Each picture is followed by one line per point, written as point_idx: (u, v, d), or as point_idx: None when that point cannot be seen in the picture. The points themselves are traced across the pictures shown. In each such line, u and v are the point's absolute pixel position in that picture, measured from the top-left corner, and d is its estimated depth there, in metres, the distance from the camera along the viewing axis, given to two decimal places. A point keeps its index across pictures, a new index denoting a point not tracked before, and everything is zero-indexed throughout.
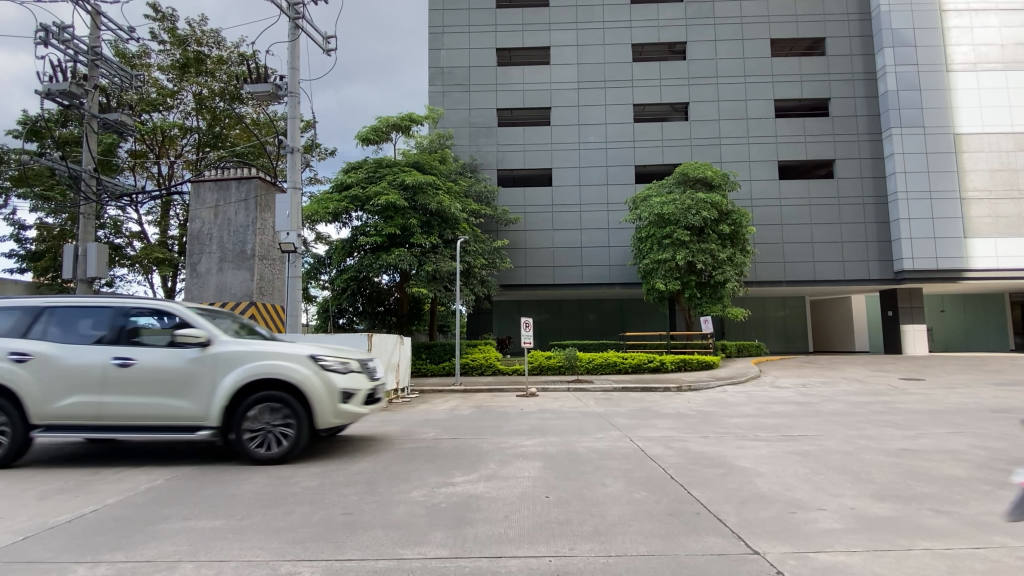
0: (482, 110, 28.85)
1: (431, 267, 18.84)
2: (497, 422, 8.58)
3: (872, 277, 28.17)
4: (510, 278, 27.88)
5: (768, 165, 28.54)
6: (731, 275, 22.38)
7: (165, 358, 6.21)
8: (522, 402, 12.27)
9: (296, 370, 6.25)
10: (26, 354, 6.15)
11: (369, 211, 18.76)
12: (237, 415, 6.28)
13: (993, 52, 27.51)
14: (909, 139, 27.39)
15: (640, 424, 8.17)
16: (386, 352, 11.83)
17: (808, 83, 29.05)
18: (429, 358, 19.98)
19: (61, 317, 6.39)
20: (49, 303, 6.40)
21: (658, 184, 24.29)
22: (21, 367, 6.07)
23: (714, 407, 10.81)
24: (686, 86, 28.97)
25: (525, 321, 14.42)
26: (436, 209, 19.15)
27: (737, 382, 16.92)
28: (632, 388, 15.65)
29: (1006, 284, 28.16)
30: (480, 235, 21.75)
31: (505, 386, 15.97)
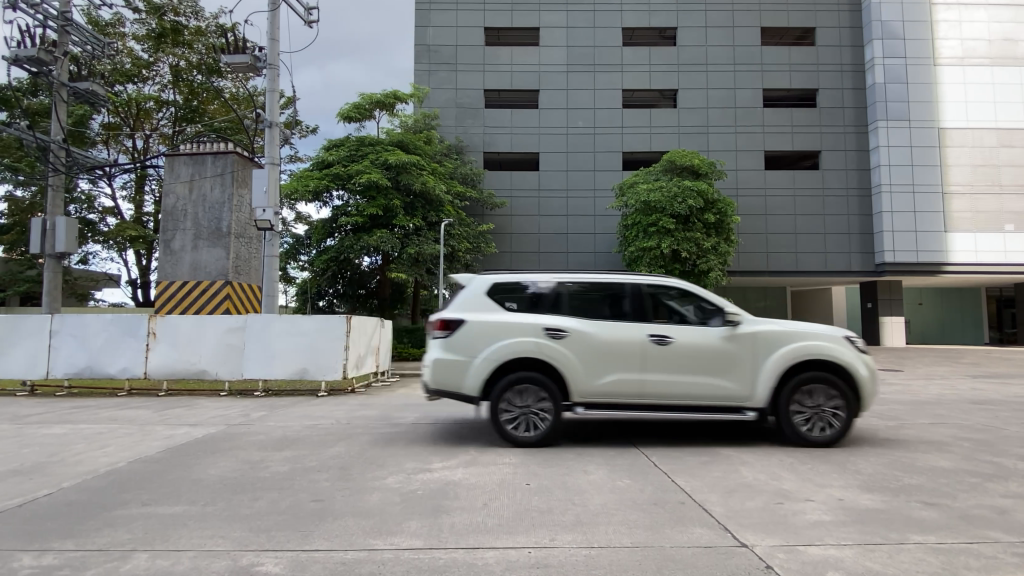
0: (469, 90, 28.35)
1: (413, 249, 18.52)
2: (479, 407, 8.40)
3: (853, 269, 28.45)
4: (495, 262, 27.63)
5: (755, 155, 28.51)
6: (714, 264, 22.33)
7: (700, 336, 5.82)
8: None
9: (843, 351, 5.83)
10: (561, 330, 5.83)
11: (352, 191, 18.38)
12: (509, 399, 5.87)
13: (979, 48, 27.75)
14: (894, 132, 27.66)
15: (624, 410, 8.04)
16: (367, 334, 11.58)
17: (797, 73, 29.01)
18: (411, 343, 19.73)
19: (567, 291, 6.06)
20: (568, 277, 6.07)
21: (646, 171, 24.11)
22: (557, 343, 5.79)
23: None
24: (675, 72, 28.75)
25: None
26: (420, 190, 18.81)
27: None
28: None
29: (982, 279, 28.72)
30: (466, 218, 21.42)
31: None
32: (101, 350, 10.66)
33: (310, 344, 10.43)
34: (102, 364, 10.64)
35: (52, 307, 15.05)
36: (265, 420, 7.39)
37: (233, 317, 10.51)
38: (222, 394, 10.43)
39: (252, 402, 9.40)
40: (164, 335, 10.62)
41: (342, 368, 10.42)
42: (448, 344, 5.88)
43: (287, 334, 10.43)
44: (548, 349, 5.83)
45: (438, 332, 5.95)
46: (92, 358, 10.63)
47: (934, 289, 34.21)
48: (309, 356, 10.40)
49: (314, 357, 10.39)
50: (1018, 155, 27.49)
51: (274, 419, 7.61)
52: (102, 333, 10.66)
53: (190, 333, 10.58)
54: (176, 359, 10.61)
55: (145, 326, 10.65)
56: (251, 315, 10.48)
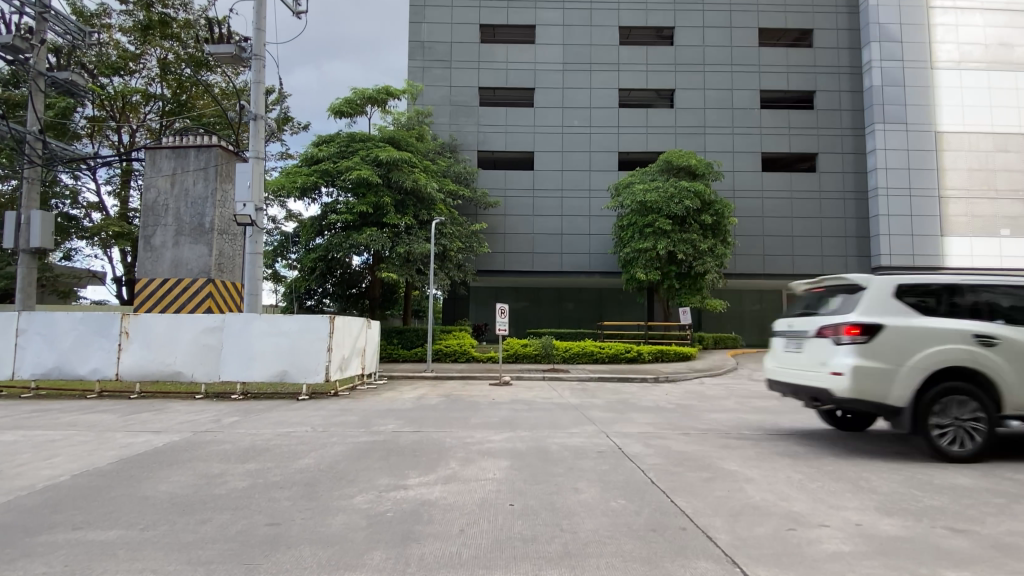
0: (463, 88, 27.91)
1: (403, 248, 18.04)
2: (465, 414, 7.96)
3: (850, 273, 28.11)
4: (488, 263, 27.19)
5: (752, 156, 28.21)
6: (711, 266, 21.93)
7: None
8: (494, 391, 11.65)
9: None
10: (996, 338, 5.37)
11: (341, 188, 17.90)
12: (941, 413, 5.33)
13: (977, 51, 27.55)
14: (891, 135, 27.44)
15: (619, 417, 7.63)
16: (353, 335, 11.11)
17: (795, 74, 28.72)
18: (400, 344, 19.23)
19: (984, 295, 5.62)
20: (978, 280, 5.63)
21: (642, 172, 23.77)
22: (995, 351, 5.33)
23: (694, 400, 10.35)
24: (672, 72, 28.42)
25: (502, 307, 13.76)
26: (411, 187, 18.33)
27: (715, 375, 16.57)
28: (609, 378, 15.16)
29: (979, 283, 28.49)
30: (458, 217, 20.94)
31: (478, 374, 15.37)
32: (71, 351, 10.16)
33: (290, 345, 9.95)
34: (72, 365, 10.14)
35: (26, 304, 14.49)
36: (236, 427, 6.93)
37: (210, 316, 10.04)
38: (198, 396, 9.96)
39: (227, 406, 8.93)
40: (138, 334, 10.17)
41: (324, 371, 9.92)
42: (867, 351, 5.34)
43: (267, 334, 9.95)
44: (983, 360, 5.34)
45: (855, 337, 5.37)
46: (61, 358, 10.14)
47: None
48: (290, 358, 9.92)
49: (295, 359, 9.92)
50: (1016, 160, 27.30)
51: (246, 425, 7.15)
52: (72, 332, 10.17)
53: (164, 333, 10.12)
54: (150, 360, 10.14)
55: (117, 325, 10.16)
56: (229, 314, 10.01)
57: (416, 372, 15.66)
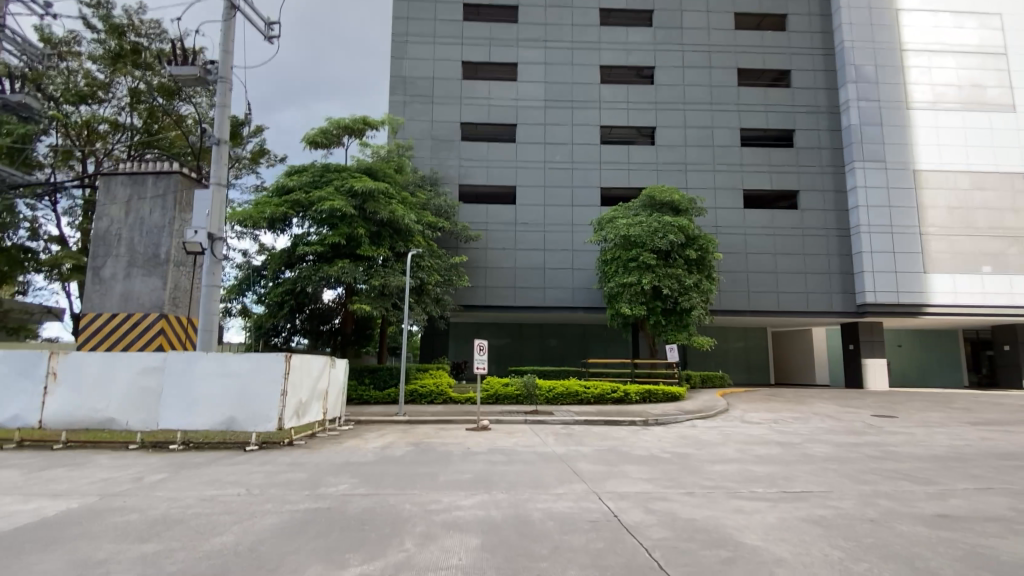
0: (445, 122, 27.57)
1: (378, 281, 17.12)
2: (434, 468, 6.95)
3: (835, 309, 27.68)
4: (468, 298, 26.29)
5: (734, 193, 28.11)
6: (697, 302, 21.30)
7: None
8: (469, 437, 10.61)
9: None
10: None
11: (313, 218, 17.06)
12: None
13: (949, 93, 28.38)
14: (870, 173, 27.63)
15: (611, 471, 6.68)
16: (313, 377, 10.07)
17: (774, 113, 28.94)
18: (373, 384, 18.10)
19: None
20: None
21: (625, 207, 23.36)
22: None
23: (688, 447, 9.43)
24: (654, 110, 28.47)
25: (480, 344, 12.81)
26: (387, 218, 17.55)
27: (705, 417, 15.68)
28: (595, 421, 14.17)
29: (963, 320, 28.36)
30: (437, 250, 20.14)
31: (454, 417, 14.27)
32: None
33: (239, 389, 8.91)
34: None
35: None
36: (157, 488, 5.81)
37: (151, 356, 8.97)
38: (131, 447, 8.77)
39: (160, 459, 7.76)
40: (67, 376, 8.99)
41: (277, 419, 8.85)
42: None
43: (214, 376, 8.90)
44: None
45: None
46: None
47: (915, 330, 33.77)
48: (239, 404, 8.88)
49: (245, 404, 8.89)
50: (992, 198, 27.66)
51: (172, 485, 6.04)
52: None
53: (98, 374, 8.98)
54: (79, 405, 8.95)
55: (43, 365, 8.98)
56: (172, 353, 8.95)
57: (387, 416, 14.49)
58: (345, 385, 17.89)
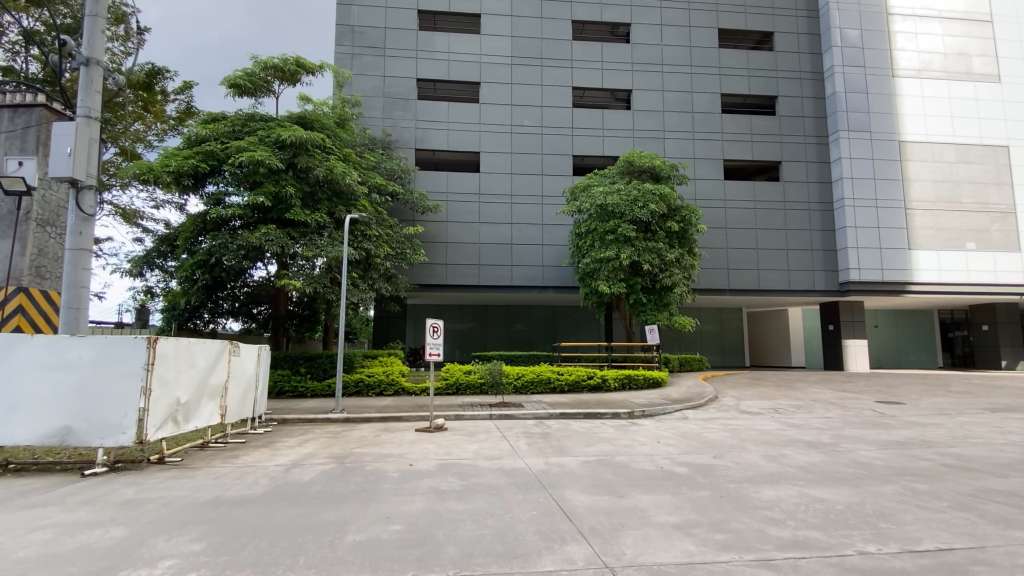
0: (399, 79, 24.62)
1: (312, 250, 14.31)
2: (347, 511, 4.51)
3: (818, 288, 26.07)
4: (426, 276, 23.64)
5: (715, 163, 26.06)
6: (679, 278, 19.25)
7: None
8: (417, 443, 8.18)
9: None
10: None
11: (233, 176, 14.13)
12: None
13: (934, 61, 27.08)
14: (855, 144, 26.10)
15: (621, 509, 4.39)
16: (200, 371, 7.46)
17: (756, 78, 26.98)
18: (310, 374, 15.50)
19: None
20: None
21: (600, 175, 20.93)
22: None
23: (703, 454, 7.24)
24: (629, 72, 26.10)
25: (433, 324, 10.28)
26: (324, 177, 14.79)
27: (696, 406, 13.64)
28: (572, 415, 11.96)
29: (944, 299, 27.35)
30: (387, 218, 17.43)
31: (403, 414, 11.78)
32: None
33: (79, 386, 6.27)
34: None
35: None
36: None
37: None
38: None
39: None
40: None
41: (135, 429, 6.26)
42: None
43: (41, 369, 6.25)
44: None
45: None
46: None
47: (892, 311, 32.82)
48: (81, 409, 6.25)
49: (88, 408, 6.26)
50: (976, 172, 26.55)
51: None
52: None
53: None
54: None
55: None
56: None
57: (322, 413, 11.89)
58: (277, 375, 15.20)
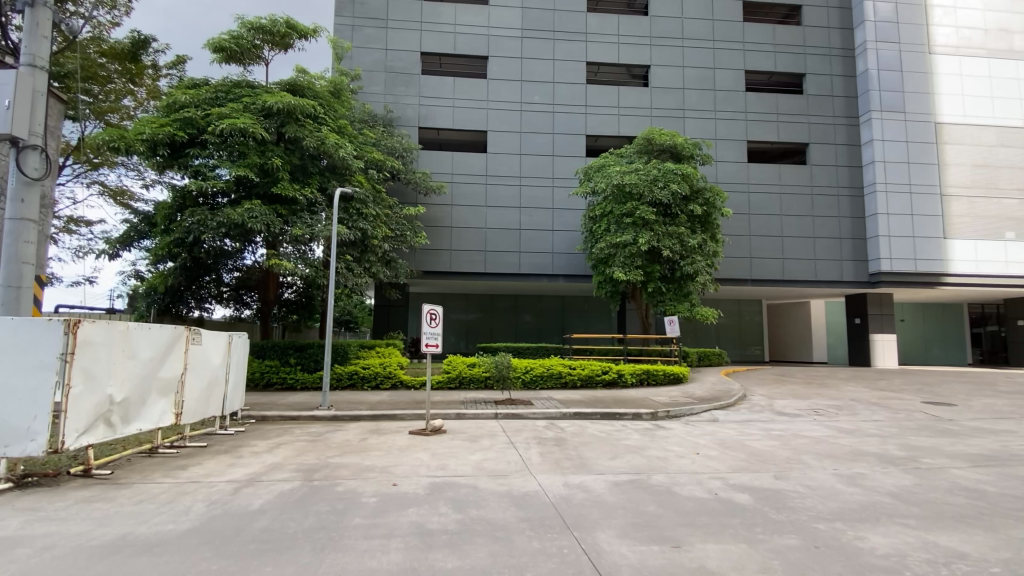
0: (402, 52, 23.16)
1: (302, 229, 12.97)
2: (293, 567, 3.18)
3: (845, 279, 24.49)
4: (429, 263, 22.30)
5: (737, 145, 24.47)
6: (701, 265, 17.78)
7: None
8: (407, 452, 6.86)
9: None
10: None
11: (215, 146, 12.79)
12: None
13: (975, 37, 25.24)
14: (888, 125, 24.38)
15: (684, 573, 3.05)
16: (142, 362, 6.17)
17: (782, 55, 25.27)
18: (300, 365, 14.24)
19: None
20: None
21: (617, 154, 19.38)
22: None
23: (758, 471, 5.86)
24: (648, 46, 24.48)
25: (432, 310, 8.85)
26: (313, 148, 13.42)
27: (725, 405, 12.25)
28: (588, 415, 10.61)
29: (980, 292, 25.67)
30: (385, 196, 16.07)
31: (398, 411, 10.47)
32: None
33: None
34: None
35: None
36: None
37: None
38: None
39: None
40: None
41: (46, 436, 4.99)
42: None
43: None
44: None
45: None
46: None
47: (921, 305, 31.16)
48: None
49: None
50: (1019, 156, 24.80)
51: None
52: None
53: None
54: None
55: None
56: None
57: (308, 409, 10.62)
58: (265, 366, 13.99)
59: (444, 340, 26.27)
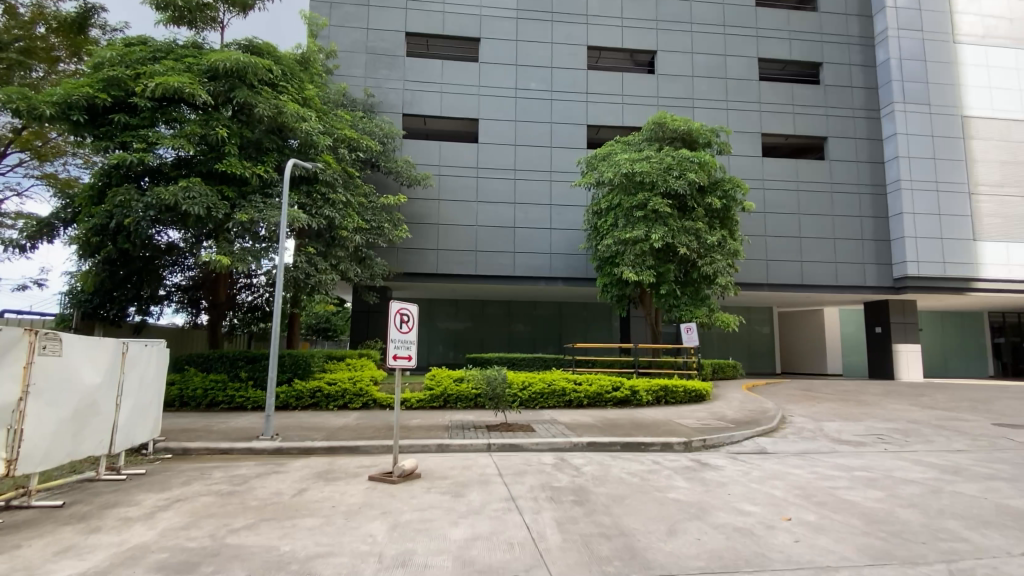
0: (385, 32, 21.05)
1: (252, 215, 10.65)
2: None
3: (868, 284, 22.50)
4: (412, 264, 20.02)
5: (750, 138, 22.56)
6: (722, 266, 15.65)
7: None
8: (358, 519, 4.58)
9: None
10: None
11: (149, 114, 10.49)
12: None
13: (1001, 26, 23.57)
14: (912, 118, 22.52)
15: None
16: None
17: (798, 42, 23.41)
18: (252, 381, 11.94)
19: None
20: None
21: (623, 142, 17.29)
22: None
23: (911, 563, 3.67)
24: (653, 31, 22.51)
25: (403, 308, 6.56)
26: (267, 118, 11.14)
27: (768, 430, 10.05)
28: (606, 446, 8.34)
29: (1011, 299, 23.74)
30: (358, 183, 13.82)
31: (363, 442, 8.15)
32: None
33: None
34: None
35: None
36: None
37: None
38: None
39: None
40: None
41: None
42: None
43: None
44: None
45: None
46: None
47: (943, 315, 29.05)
48: None
49: None
50: None
51: None
52: None
53: None
54: None
55: None
56: None
57: (246, 439, 8.28)
58: (210, 382, 11.65)
59: (430, 351, 23.97)
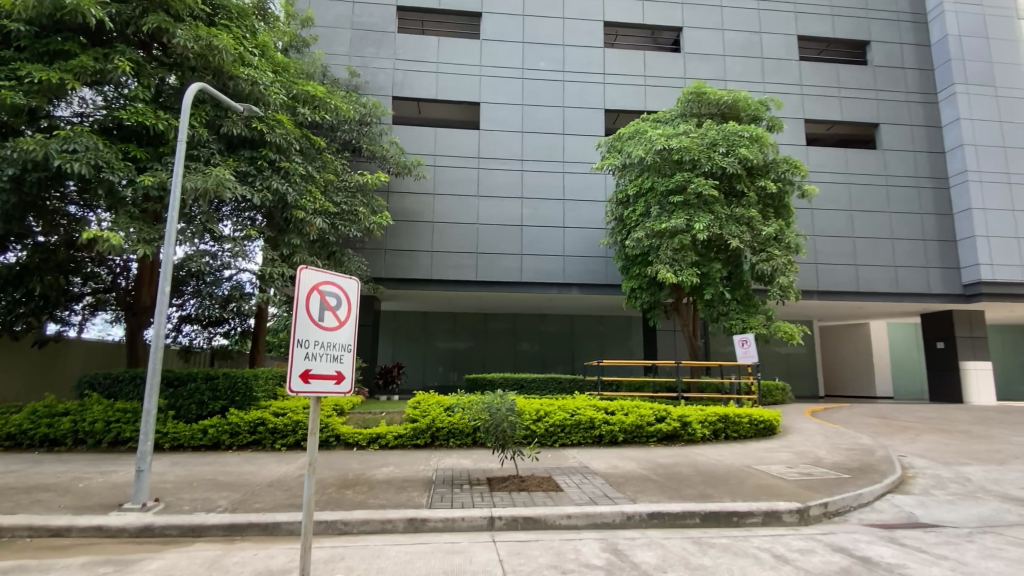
0: (373, 5, 18.45)
1: (164, 178, 7.77)
2: None
3: (934, 291, 19.34)
4: (402, 268, 17.10)
5: (792, 125, 19.70)
6: (782, 263, 12.61)
7: None
8: None
9: None
10: None
11: (27, 45, 7.70)
12: None
13: None
14: (976, 101, 19.63)
15: None
16: None
17: (840, 18, 20.71)
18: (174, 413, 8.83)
19: None
20: None
21: (653, 118, 14.38)
22: None
23: None
24: (679, 6, 19.85)
25: (328, 288, 3.50)
26: (193, 54, 8.35)
27: (899, 484, 6.91)
28: (678, 518, 5.21)
29: None
30: (325, 156, 10.91)
31: (288, 514, 5.05)
32: None
33: None
34: None
35: None
36: None
37: None
38: None
39: None
40: None
41: None
42: None
43: None
44: None
45: None
46: None
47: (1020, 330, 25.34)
48: None
49: None
50: None
51: None
52: None
53: None
54: None
55: None
56: None
57: (104, 508, 5.22)
58: (116, 414, 8.60)
59: (426, 372, 20.98)
